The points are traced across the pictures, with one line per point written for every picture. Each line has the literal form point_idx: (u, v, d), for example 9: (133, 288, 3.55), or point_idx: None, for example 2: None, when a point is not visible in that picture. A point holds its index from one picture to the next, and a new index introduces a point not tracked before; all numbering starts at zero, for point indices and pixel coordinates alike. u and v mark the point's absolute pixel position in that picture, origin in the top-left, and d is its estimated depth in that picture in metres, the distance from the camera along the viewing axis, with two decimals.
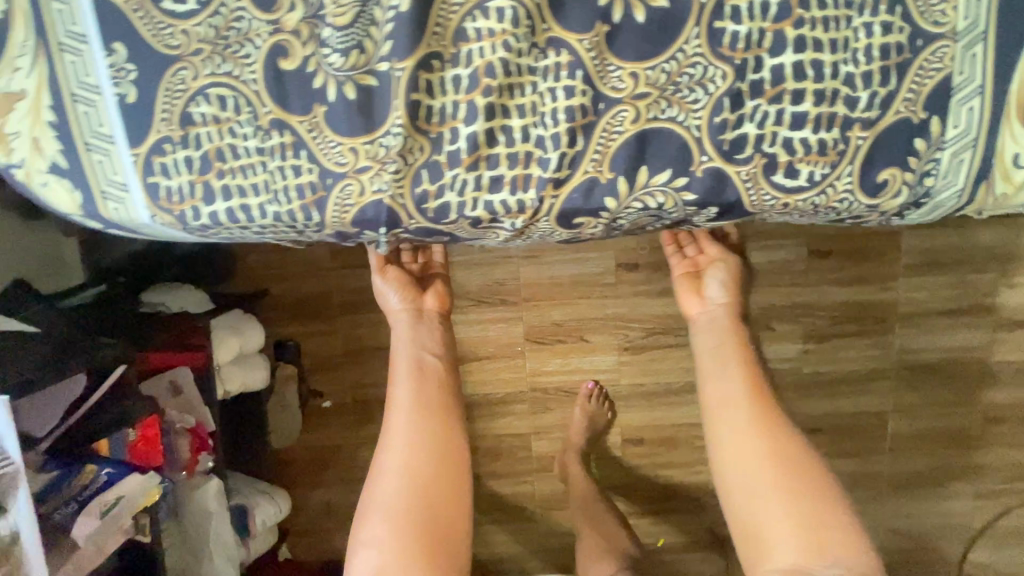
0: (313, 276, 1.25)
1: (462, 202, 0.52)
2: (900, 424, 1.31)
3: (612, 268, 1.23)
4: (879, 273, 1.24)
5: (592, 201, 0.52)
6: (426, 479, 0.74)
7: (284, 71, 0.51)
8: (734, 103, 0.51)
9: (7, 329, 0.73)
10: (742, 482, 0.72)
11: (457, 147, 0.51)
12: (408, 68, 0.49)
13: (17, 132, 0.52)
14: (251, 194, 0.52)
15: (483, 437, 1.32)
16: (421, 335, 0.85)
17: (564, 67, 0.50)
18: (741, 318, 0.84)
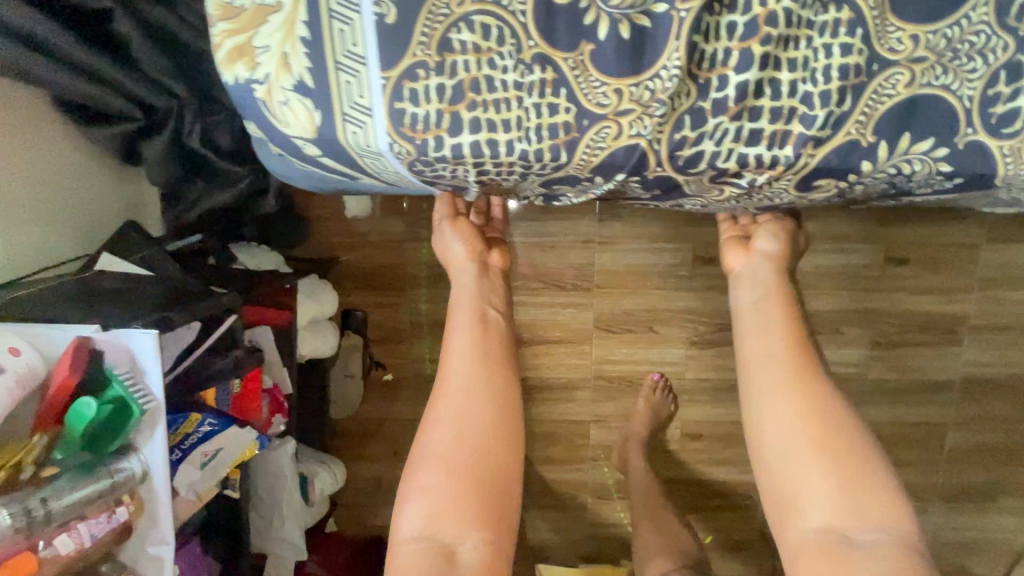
0: (388, 248, 1.24)
1: (716, 151, 0.54)
2: (957, 436, 1.32)
3: (689, 260, 1.23)
4: (954, 284, 1.24)
5: (849, 163, 0.55)
6: (482, 430, 0.71)
7: (556, 4, 0.51)
8: (1011, 76, 0.54)
9: (122, 273, 0.74)
10: (781, 440, 0.65)
11: (723, 95, 0.52)
12: (693, 9, 0.50)
13: (265, 46, 0.52)
14: (500, 129, 0.52)
15: (542, 422, 1.32)
16: (486, 287, 0.83)
17: (844, 24, 0.52)
18: (784, 268, 0.77)
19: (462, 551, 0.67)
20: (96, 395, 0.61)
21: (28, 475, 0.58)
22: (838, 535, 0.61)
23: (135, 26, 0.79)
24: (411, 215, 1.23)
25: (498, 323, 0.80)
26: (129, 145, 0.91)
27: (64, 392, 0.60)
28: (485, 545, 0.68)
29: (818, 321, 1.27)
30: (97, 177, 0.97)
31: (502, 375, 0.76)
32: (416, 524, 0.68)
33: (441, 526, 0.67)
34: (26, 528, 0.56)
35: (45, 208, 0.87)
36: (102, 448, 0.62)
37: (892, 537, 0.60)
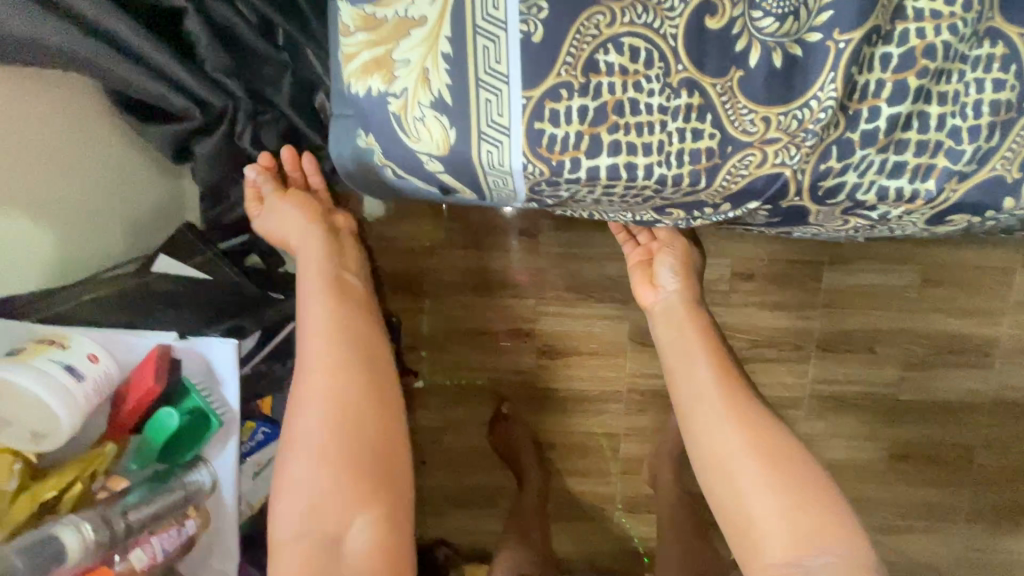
0: (427, 254, 1.23)
1: (858, 183, 0.58)
2: (985, 458, 1.33)
3: (727, 276, 1.25)
4: (990, 307, 1.25)
5: (990, 197, 0.59)
6: (346, 408, 0.71)
7: (708, 28, 0.53)
8: None
9: (184, 275, 0.75)
10: (723, 468, 0.71)
11: (874, 126, 0.55)
12: (853, 41, 0.52)
13: (405, 60, 0.54)
14: (640, 152, 0.54)
15: (573, 433, 1.32)
16: (335, 258, 0.84)
17: (998, 59, 0.55)
18: (695, 304, 0.86)
19: (349, 538, 0.67)
20: (173, 406, 0.66)
21: (98, 485, 0.63)
22: (794, 560, 0.65)
23: (203, 24, 0.80)
24: (454, 222, 1.22)
25: (356, 298, 0.81)
26: (181, 143, 0.89)
27: (142, 400, 0.65)
28: (374, 523, 0.68)
29: (851, 340, 1.28)
30: (147, 174, 0.95)
31: (362, 355, 0.75)
32: (294, 521, 0.66)
33: (326, 515, 0.67)
34: (108, 542, 0.60)
35: (89, 207, 0.85)
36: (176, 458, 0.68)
37: (840, 558, 0.65)
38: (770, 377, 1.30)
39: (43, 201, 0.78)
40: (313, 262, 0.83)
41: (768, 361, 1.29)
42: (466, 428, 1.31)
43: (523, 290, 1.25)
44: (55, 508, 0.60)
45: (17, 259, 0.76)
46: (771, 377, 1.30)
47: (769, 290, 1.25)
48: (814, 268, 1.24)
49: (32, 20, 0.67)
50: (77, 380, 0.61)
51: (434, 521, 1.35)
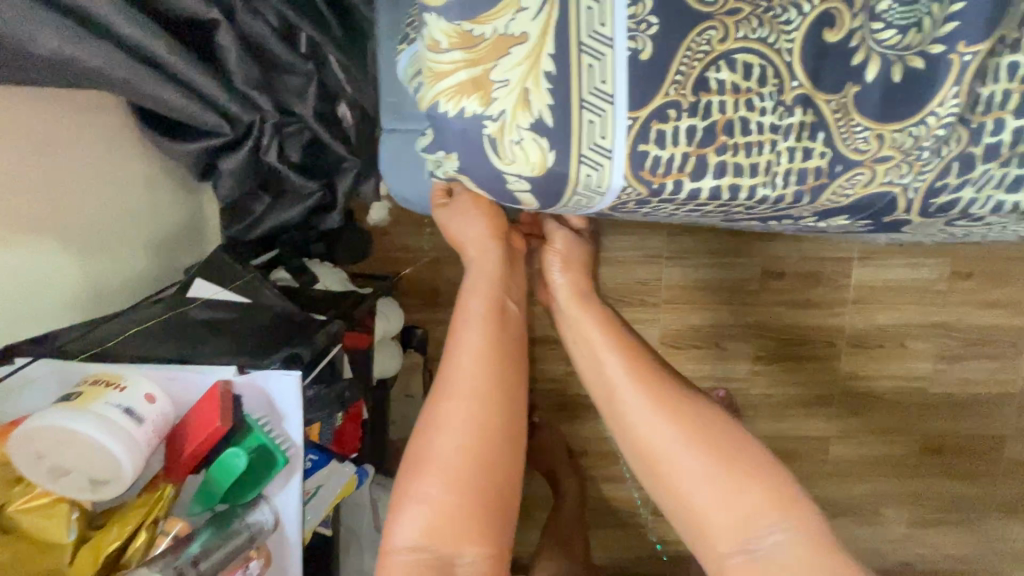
0: (454, 263, 1.21)
1: (975, 198, 0.54)
2: (1014, 449, 1.33)
3: (759, 275, 1.23)
4: (1018, 298, 1.25)
5: None
6: (489, 438, 0.61)
7: (827, 41, 0.52)
8: None
9: (224, 301, 0.73)
10: (654, 461, 0.65)
11: (1000, 139, 0.52)
12: (977, 53, 0.50)
13: (504, 80, 0.50)
14: (745, 174, 0.52)
15: (604, 438, 1.31)
16: (504, 279, 0.70)
17: None
18: (592, 300, 0.78)
19: (459, 565, 0.57)
20: (239, 444, 0.61)
21: (161, 529, 0.58)
22: (742, 545, 0.60)
23: (236, 40, 0.75)
24: None
25: (516, 326, 0.68)
26: (208, 160, 0.87)
27: (207, 441, 0.59)
28: (485, 560, 0.58)
29: (882, 335, 1.27)
30: (169, 193, 0.92)
31: (512, 390, 0.64)
32: (413, 537, 0.57)
33: (441, 537, 0.57)
34: None
35: (115, 232, 0.82)
36: (242, 496, 0.63)
37: (790, 535, 0.59)
38: (802, 376, 1.29)
39: (77, 226, 0.75)
40: (479, 275, 0.70)
41: (798, 360, 1.28)
42: None
43: None
44: (121, 562, 0.56)
45: (56, 289, 0.74)
46: (803, 376, 1.29)
47: (800, 287, 1.24)
48: (845, 264, 1.23)
49: (71, 36, 0.60)
50: (137, 423, 0.55)
51: None
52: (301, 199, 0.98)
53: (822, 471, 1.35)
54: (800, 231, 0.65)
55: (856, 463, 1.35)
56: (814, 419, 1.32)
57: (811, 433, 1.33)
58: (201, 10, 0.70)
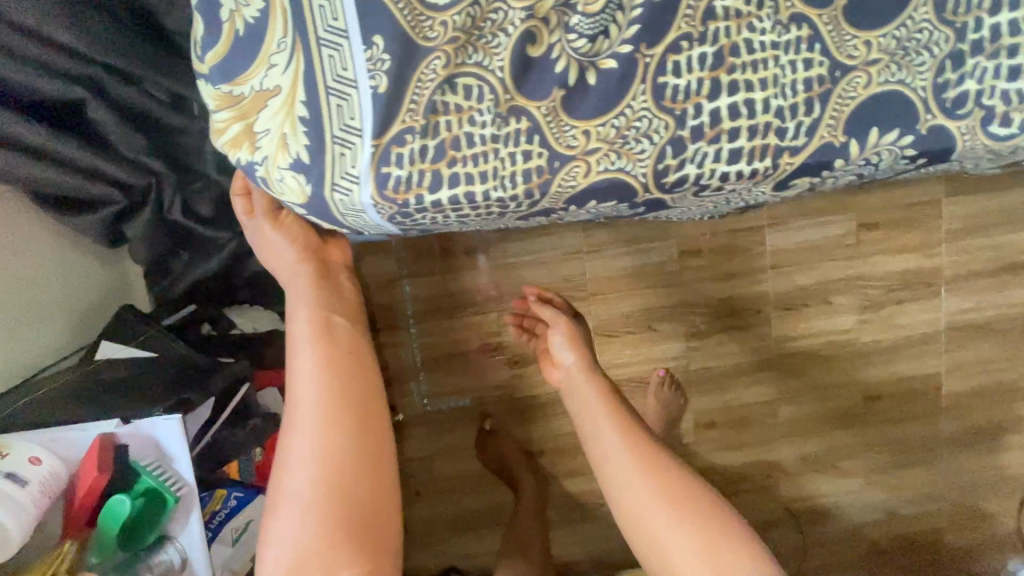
0: (382, 289, 1.25)
1: (701, 173, 0.62)
2: (952, 383, 1.38)
3: (676, 256, 1.28)
4: (925, 239, 1.31)
5: (824, 162, 0.63)
6: (336, 460, 0.63)
7: (532, 54, 0.58)
8: (956, 64, 0.61)
9: (125, 358, 0.79)
10: (641, 524, 0.70)
11: (700, 121, 0.60)
12: (656, 54, 0.59)
13: (265, 129, 0.59)
14: (477, 181, 0.59)
15: (559, 435, 1.35)
16: (324, 293, 0.72)
17: (804, 40, 0.60)
18: (596, 373, 0.83)
19: None
20: (125, 491, 0.67)
21: None
22: None
23: (109, 110, 0.79)
24: (404, 252, 1.24)
25: (347, 336, 0.70)
26: (112, 228, 0.91)
27: (91, 491, 0.66)
28: None
29: (806, 295, 1.32)
30: (89, 272, 0.96)
31: (356, 402, 0.66)
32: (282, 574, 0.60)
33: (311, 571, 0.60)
34: None
35: (31, 308, 0.86)
36: (140, 542, 0.68)
37: None
38: (738, 346, 1.34)
39: None
40: (298, 298, 0.71)
41: (731, 331, 1.33)
42: (456, 452, 1.33)
43: (483, 306, 1.27)
44: None
45: None
46: (739, 346, 1.34)
47: (719, 262, 1.29)
48: (756, 233, 1.28)
49: None
50: (21, 485, 0.63)
51: (444, 551, 1.35)
52: (217, 249, 1.00)
53: (776, 434, 1.40)
54: (590, 216, 0.72)
55: (806, 422, 1.39)
56: (759, 386, 1.36)
57: (759, 399, 1.37)
58: (64, 92, 0.74)
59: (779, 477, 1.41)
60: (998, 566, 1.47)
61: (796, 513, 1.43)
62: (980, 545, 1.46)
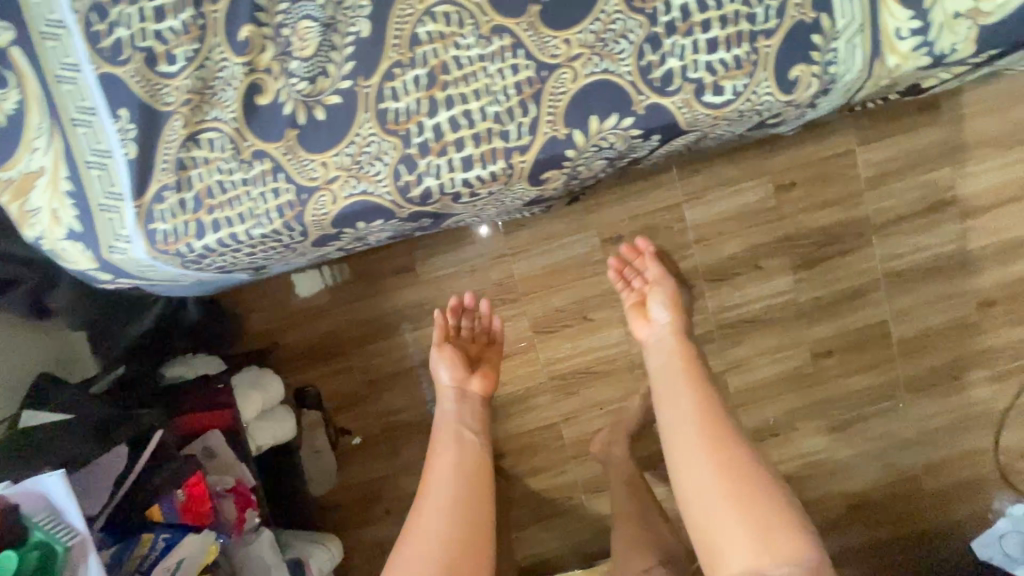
0: (320, 319, 1.30)
1: (441, 183, 0.68)
2: (901, 329, 1.37)
3: (599, 245, 1.31)
4: (846, 191, 1.31)
5: (557, 154, 0.67)
6: (460, 530, 0.78)
7: (261, 103, 0.67)
8: (654, 46, 0.65)
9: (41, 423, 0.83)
10: (700, 505, 0.77)
11: (424, 138, 0.67)
12: (373, 84, 0.66)
13: (40, 208, 0.69)
14: (237, 222, 0.68)
15: (515, 436, 1.37)
16: (465, 411, 0.95)
17: (508, 48, 0.66)
18: (684, 335, 0.97)
19: None
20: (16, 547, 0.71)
21: None
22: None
23: None
24: (333, 281, 1.29)
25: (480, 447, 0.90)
26: (34, 303, 0.95)
27: None
28: None
29: (736, 264, 1.33)
30: (18, 339, 1.03)
31: (483, 496, 0.83)
32: None
33: None
34: None
35: None
36: None
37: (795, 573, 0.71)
38: None
39: None
40: (448, 409, 0.95)
41: None
42: (416, 467, 1.35)
43: (418, 321, 1.31)
44: None
45: None
46: None
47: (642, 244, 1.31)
48: (674, 211, 1.30)
49: None
50: None
51: None
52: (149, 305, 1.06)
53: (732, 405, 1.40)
54: (386, 235, 0.79)
55: (760, 388, 1.39)
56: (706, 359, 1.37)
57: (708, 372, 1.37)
58: None
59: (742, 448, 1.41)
60: (983, 506, 1.45)
61: None
62: (960, 488, 1.44)
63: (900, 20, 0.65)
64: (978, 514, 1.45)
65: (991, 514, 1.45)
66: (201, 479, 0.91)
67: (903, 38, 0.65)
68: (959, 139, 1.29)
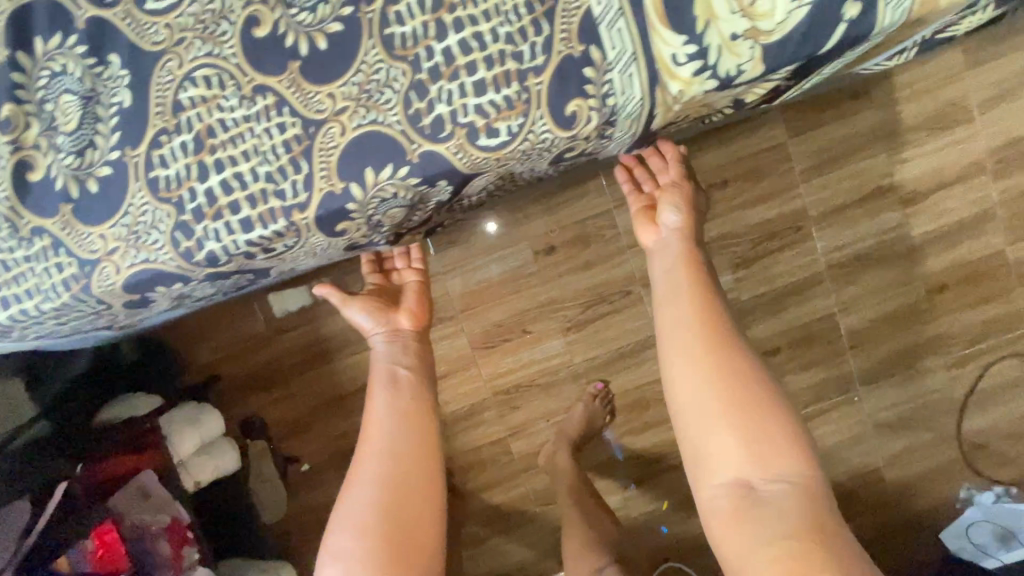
0: (258, 349, 1.31)
1: (225, 246, 0.62)
2: (849, 321, 1.34)
3: (531, 257, 1.29)
4: (781, 184, 1.28)
5: (339, 208, 0.61)
6: (399, 477, 0.77)
7: (32, 179, 0.62)
8: (420, 93, 0.59)
9: None
10: (693, 408, 0.73)
11: (197, 203, 0.61)
12: (141, 153, 0.61)
13: None
14: (26, 298, 0.63)
15: (464, 453, 1.36)
16: (396, 351, 0.89)
17: (272, 107, 0.60)
18: (693, 241, 0.88)
19: None
20: None
21: None
22: (744, 487, 0.69)
23: None
24: (269, 311, 1.29)
25: (410, 385, 0.86)
26: None
27: None
28: None
29: None
30: None
31: (422, 440, 0.81)
32: None
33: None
34: None
35: None
36: None
37: (788, 485, 0.68)
38: (617, 330, 1.33)
39: None
40: (378, 350, 0.89)
41: (607, 317, 1.33)
42: None
43: (356, 344, 1.31)
44: None
45: None
46: (618, 330, 1.33)
47: (575, 253, 1.30)
48: (605, 217, 1.28)
49: None
50: None
51: None
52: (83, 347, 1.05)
53: None
54: (209, 297, 0.73)
55: None
56: (651, 364, 1.35)
57: (655, 376, 1.35)
58: None
59: None
60: (950, 495, 1.41)
61: None
62: (924, 478, 1.41)
63: (673, 45, 0.57)
64: (945, 503, 1.42)
65: (958, 503, 1.41)
66: (111, 526, 0.97)
67: (681, 65, 0.58)
68: (894, 123, 1.26)
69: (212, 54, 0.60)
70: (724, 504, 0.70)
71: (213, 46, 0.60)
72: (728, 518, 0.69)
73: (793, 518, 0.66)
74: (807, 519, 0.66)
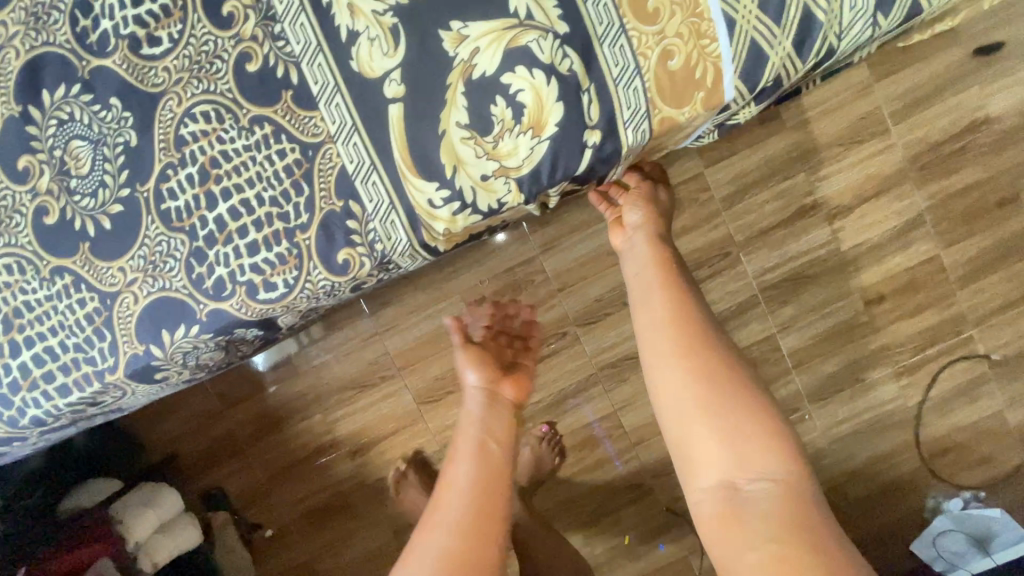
0: (210, 424, 1.35)
1: (44, 408, 0.72)
2: (790, 340, 1.34)
3: (464, 310, 1.32)
4: (702, 214, 1.29)
5: (148, 364, 0.70)
6: (465, 557, 0.71)
7: None
8: (200, 259, 0.67)
9: None
10: (671, 408, 0.75)
11: (13, 376, 0.71)
12: None
13: None
14: None
15: None
16: (495, 419, 0.88)
17: (70, 285, 0.69)
18: (659, 242, 0.94)
19: None
20: None
21: None
22: (731, 485, 0.69)
23: None
24: (216, 386, 1.34)
25: (498, 459, 0.82)
26: None
27: None
28: None
29: (605, 304, 1.31)
30: None
31: (491, 524, 0.75)
32: None
33: None
34: None
35: None
36: None
37: (775, 483, 0.68)
38: (558, 372, 1.35)
39: None
40: (470, 416, 0.88)
41: (546, 359, 1.34)
42: (332, 548, 1.39)
43: (304, 410, 1.34)
44: None
45: None
46: (558, 371, 1.35)
47: (507, 301, 1.32)
48: (532, 264, 1.30)
49: None
50: None
51: None
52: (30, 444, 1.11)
53: (633, 443, 1.38)
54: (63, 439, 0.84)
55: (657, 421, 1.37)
56: (595, 401, 1.36)
57: (600, 414, 1.36)
58: None
59: (653, 483, 1.39)
60: (917, 505, 1.38)
61: (683, 513, 1.39)
62: (889, 490, 1.38)
63: (426, 193, 0.65)
64: (915, 514, 1.38)
65: (928, 513, 1.37)
66: None
67: (437, 208, 0.66)
68: (808, 143, 1.26)
69: (11, 244, 0.71)
70: (709, 506, 0.70)
71: (9, 237, 0.71)
72: (715, 519, 0.69)
73: (780, 518, 0.65)
74: (792, 517, 0.65)
